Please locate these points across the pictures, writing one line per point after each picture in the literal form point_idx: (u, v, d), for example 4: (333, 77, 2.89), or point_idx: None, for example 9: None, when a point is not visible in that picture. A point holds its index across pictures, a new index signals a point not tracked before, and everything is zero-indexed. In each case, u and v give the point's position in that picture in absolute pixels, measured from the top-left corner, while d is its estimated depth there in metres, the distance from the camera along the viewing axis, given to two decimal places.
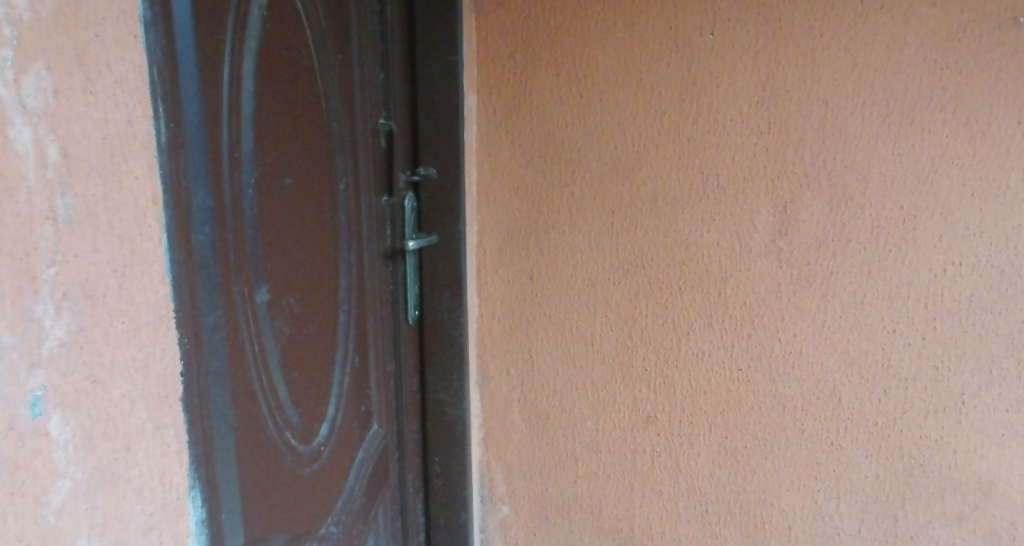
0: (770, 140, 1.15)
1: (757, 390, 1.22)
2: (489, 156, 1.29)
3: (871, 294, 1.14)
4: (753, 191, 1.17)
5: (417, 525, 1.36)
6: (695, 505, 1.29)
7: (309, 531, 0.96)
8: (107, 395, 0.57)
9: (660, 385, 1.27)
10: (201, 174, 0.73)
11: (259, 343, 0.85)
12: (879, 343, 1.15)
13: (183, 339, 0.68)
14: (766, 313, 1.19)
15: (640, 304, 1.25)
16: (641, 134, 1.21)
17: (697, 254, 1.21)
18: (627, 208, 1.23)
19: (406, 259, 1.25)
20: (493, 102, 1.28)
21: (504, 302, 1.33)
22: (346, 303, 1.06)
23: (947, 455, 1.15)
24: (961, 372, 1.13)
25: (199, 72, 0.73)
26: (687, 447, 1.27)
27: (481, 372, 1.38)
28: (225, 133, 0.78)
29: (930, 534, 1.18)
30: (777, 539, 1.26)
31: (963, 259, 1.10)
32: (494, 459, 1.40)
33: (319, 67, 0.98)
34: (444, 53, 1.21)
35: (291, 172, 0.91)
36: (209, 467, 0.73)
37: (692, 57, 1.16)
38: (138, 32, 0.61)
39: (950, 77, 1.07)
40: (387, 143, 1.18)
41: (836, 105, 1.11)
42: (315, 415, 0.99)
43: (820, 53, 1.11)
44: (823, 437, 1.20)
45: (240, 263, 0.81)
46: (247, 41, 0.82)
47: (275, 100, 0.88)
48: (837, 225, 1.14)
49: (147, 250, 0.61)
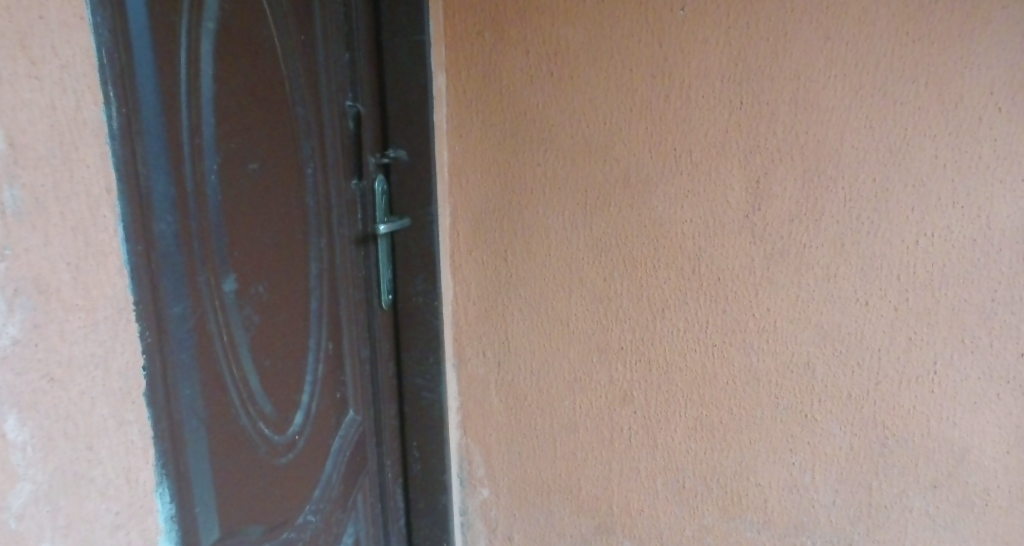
0: (742, 116, 1.14)
1: (733, 364, 1.22)
2: (460, 136, 1.28)
3: (844, 266, 1.15)
4: (726, 166, 1.16)
5: (398, 511, 1.35)
6: (673, 480, 1.30)
7: (286, 521, 0.95)
8: (66, 393, 0.55)
9: (636, 363, 1.27)
10: (161, 162, 0.71)
11: (228, 333, 0.83)
12: (852, 315, 1.16)
13: (145, 332, 0.66)
14: (740, 289, 1.19)
15: (615, 282, 1.25)
16: (612, 111, 1.19)
17: (670, 232, 1.20)
18: (600, 187, 1.22)
19: (378, 243, 1.23)
20: (462, 81, 1.25)
21: (480, 285, 1.32)
22: (317, 289, 1.05)
23: (920, 424, 1.17)
24: (934, 342, 1.14)
25: (153, 54, 0.70)
26: (664, 423, 1.28)
27: (457, 355, 1.36)
28: (184, 118, 0.75)
29: (904, 503, 1.20)
30: (754, 512, 1.27)
31: (935, 230, 1.11)
32: (472, 441, 1.39)
33: (283, 48, 0.95)
34: (410, 32, 1.18)
35: (256, 157, 0.89)
36: (179, 461, 0.72)
37: (663, 32, 1.15)
38: (84, 13, 0.58)
39: (923, 49, 1.06)
40: (356, 126, 1.15)
41: (808, 80, 1.11)
42: (289, 404, 0.97)
43: (792, 27, 1.10)
44: (797, 409, 1.21)
45: (205, 252, 0.79)
46: (205, 22, 0.79)
47: (236, 84, 0.85)
48: (809, 199, 1.14)
49: (103, 241, 0.59)
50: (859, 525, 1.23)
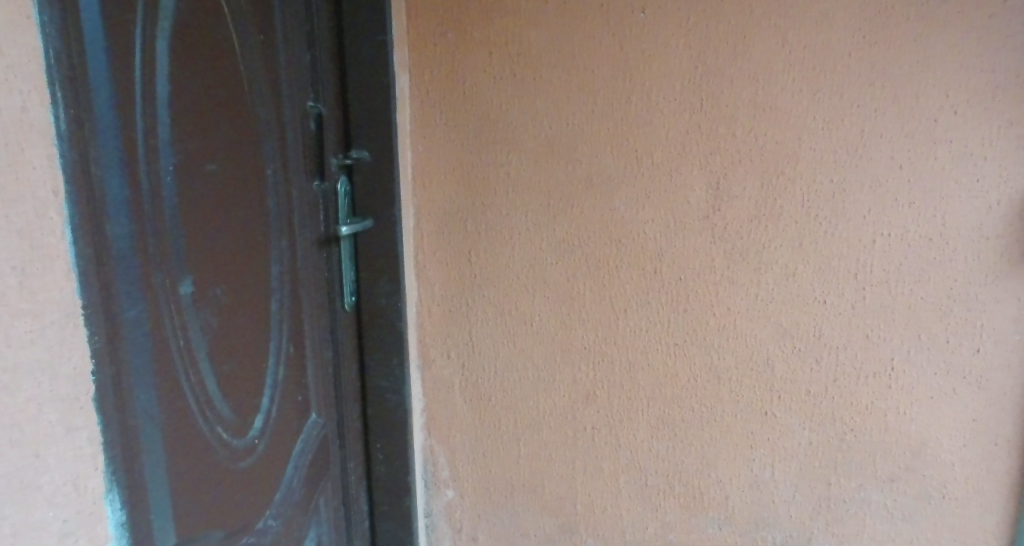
0: (703, 118, 1.15)
1: (694, 363, 1.24)
2: (424, 137, 1.27)
3: (802, 265, 1.17)
4: (687, 167, 1.18)
5: (362, 514, 1.34)
6: (636, 478, 1.31)
7: (245, 526, 0.94)
8: (11, 399, 0.55)
9: (599, 362, 1.28)
10: (114, 163, 0.70)
11: (184, 336, 0.82)
12: (811, 313, 1.18)
13: (96, 336, 0.65)
14: (701, 289, 1.21)
15: (578, 282, 1.25)
16: (574, 112, 1.20)
17: (633, 232, 1.21)
18: (562, 187, 1.23)
19: (341, 245, 1.22)
20: (426, 82, 1.25)
21: (444, 285, 1.32)
22: (278, 291, 1.04)
23: (878, 420, 1.19)
24: (890, 339, 1.16)
25: (107, 53, 0.69)
26: (628, 422, 1.29)
27: (421, 356, 1.36)
28: (138, 118, 0.74)
29: (862, 496, 1.23)
30: (716, 508, 1.29)
31: (891, 230, 1.13)
32: (437, 443, 1.39)
33: (241, 49, 0.94)
34: (373, 32, 1.18)
35: (214, 158, 0.88)
36: (133, 468, 0.70)
37: (624, 34, 1.16)
38: (31, 13, 0.57)
39: (879, 52, 1.09)
40: (317, 126, 1.15)
41: (767, 82, 1.13)
42: (248, 408, 0.96)
43: (750, 30, 1.12)
44: (757, 406, 1.23)
45: (161, 255, 0.77)
46: (160, 21, 0.78)
47: (193, 84, 0.84)
48: (767, 199, 1.16)
49: (51, 244, 0.59)
50: (818, 519, 1.25)
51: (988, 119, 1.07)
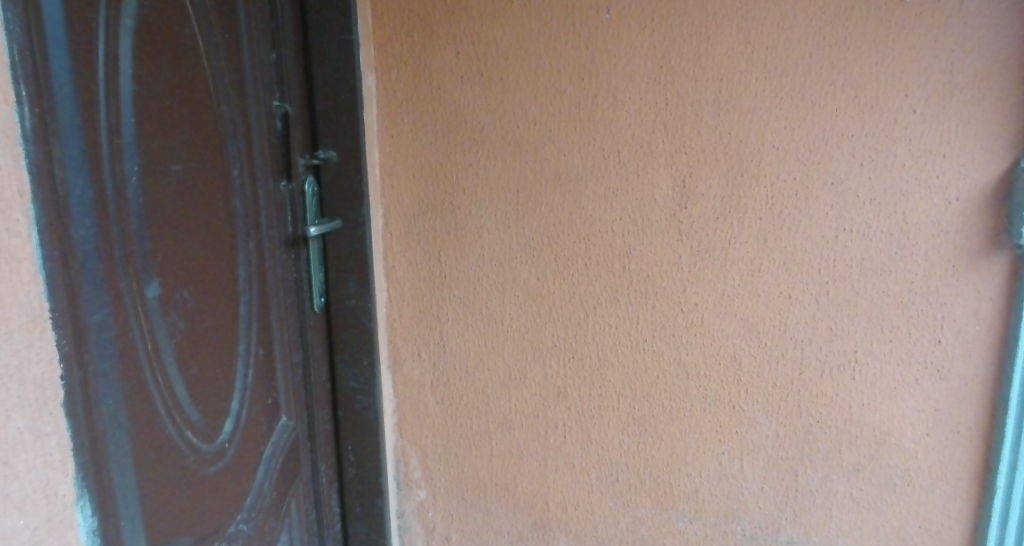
0: (668, 117, 1.17)
1: (663, 359, 1.25)
2: (391, 137, 1.27)
3: (767, 262, 1.19)
4: (653, 166, 1.19)
5: (333, 516, 1.33)
6: (607, 474, 1.32)
7: (217, 531, 0.93)
8: None
9: (569, 359, 1.29)
10: (79, 165, 0.69)
11: (152, 341, 0.81)
12: (776, 308, 1.20)
13: (63, 342, 0.64)
14: (668, 286, 1.22)
15: (547, 281, 1.26)
16: (540, 111, 1.21)
17: (600, 230, 1.23)
18: (530, 186, 1.23)
19: (309, 246, 1.21)
20: (393, 81, 1.25)
21: (414, 286, 1.31)
22: (246, 293, 1.02)
23: (843, 411, 1.22)
24: (854, 332, 1.19)
25: (71, 52, 0.68)
26: (597, 418, 1.30)
27: (391, 356, 1.35)
28: (103, 118, 0.73)
29: (828, 486, 1.25)
30: (686, 502, 1.31)
31: (853, 226, 1.16)
32: (409, 443, 1.38)
33: (205, 47, 0.93)
34: (339, 31, 1.17)
35: (179, 158, 0.87)
36: (102, 473, 0.69)
37: (589, 34, 1.17)
38: None
39: (838, 52, 1.11)
40: (283, 126, 1.13)
41: (730, 82, 1.15)
42: (217, 411, 0.95)
43: (713, 30, 1.14)
44: (725, 400, 1.25)
45: (127, 257, 0.76)
46: (123, 19, 0.77)
47: (157, 84, 0.83)
48: (733, 197, 1.18)
49: (17, 246, 0.58)
50: (786, 510, 1.28)
51: (945, 118, 1.11)
